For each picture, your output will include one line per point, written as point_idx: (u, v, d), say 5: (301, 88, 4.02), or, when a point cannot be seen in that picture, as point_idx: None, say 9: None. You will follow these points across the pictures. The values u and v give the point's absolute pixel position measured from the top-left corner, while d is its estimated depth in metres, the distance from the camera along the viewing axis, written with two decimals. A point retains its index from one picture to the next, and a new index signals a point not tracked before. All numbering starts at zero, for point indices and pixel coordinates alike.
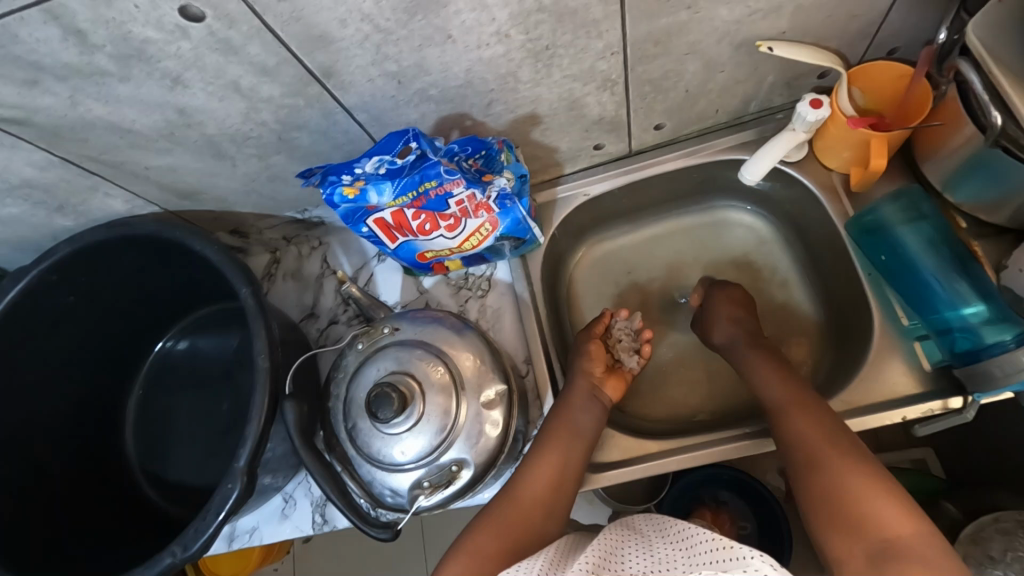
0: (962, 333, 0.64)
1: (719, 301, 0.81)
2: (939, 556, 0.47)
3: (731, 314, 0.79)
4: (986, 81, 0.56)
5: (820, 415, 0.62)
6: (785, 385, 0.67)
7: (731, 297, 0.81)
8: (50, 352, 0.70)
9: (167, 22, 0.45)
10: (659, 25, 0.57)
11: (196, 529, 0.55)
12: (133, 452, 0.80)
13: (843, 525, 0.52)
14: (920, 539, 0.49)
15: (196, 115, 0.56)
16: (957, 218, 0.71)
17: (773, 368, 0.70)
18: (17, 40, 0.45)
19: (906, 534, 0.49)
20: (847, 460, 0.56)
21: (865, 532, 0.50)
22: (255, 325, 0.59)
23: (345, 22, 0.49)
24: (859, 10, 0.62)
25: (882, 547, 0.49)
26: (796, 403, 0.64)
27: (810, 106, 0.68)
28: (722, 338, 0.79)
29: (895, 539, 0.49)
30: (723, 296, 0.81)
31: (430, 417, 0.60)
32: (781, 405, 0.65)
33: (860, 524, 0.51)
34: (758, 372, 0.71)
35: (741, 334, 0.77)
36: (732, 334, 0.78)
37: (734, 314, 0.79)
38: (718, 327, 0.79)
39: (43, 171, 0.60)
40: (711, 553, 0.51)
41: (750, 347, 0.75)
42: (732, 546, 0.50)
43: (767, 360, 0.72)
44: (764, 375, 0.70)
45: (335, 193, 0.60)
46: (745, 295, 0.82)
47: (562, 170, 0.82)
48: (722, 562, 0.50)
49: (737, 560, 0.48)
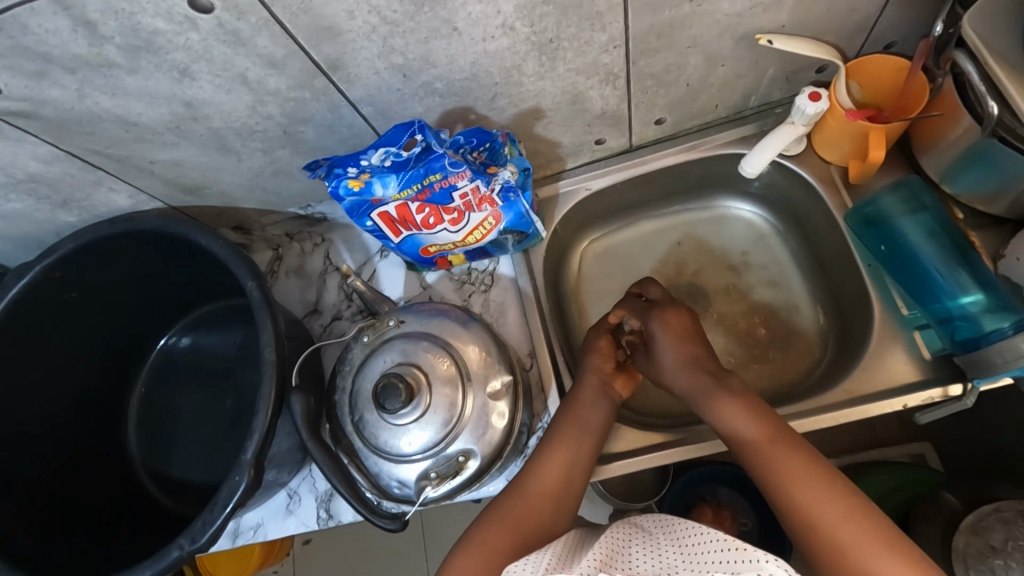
0: (962, 321, 0.65)
1: (667, 347, 0.71)
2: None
3: (680, 354, 0.69)
4: (982, 72, 0.57)
5: (809, 465, 0.54)
6: (765, 426, 0.58)
7: (675, 333, 0.71)
8: (53, 347, 0.70)
9: (177, 13, 0.45)
10: (662, 17, 0.58)
11: (204, 521, 0.55)
12: (136, 450, 0.80)
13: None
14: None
15: (203, 108, 0.56)
16: (955, 209, 0.72)
17: (744, 410, 0.60)
18: (27, 31, 0.45)
19: None
20: (846, 522, 0.50)
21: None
22: (261, 318, 0.59)
23: (353, 13, 0.49)
24: (858, 4, 0.63)
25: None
26: (778, 450, 0.56)
27: (809, 99, 0.70)
28: (685, 386, 0.68)
29: None
30: (670, 339, 0.71)
31: (436, 408, 0.60)
32: (767, 457, 0.56)
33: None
34: (728, 415, 0.61)
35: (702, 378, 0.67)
36: (692, 383, 0.67)
37: (681, 357, 0.69)
38: (677, 377, 0.69)
39: (48, 166, 0.60)
40: (721, 553, 0.50)
41: (708, 395, 0.64)
42: (744, 548, 0.49)
43: (734, 405, 0.61)
44: (736, 419, 0.60)
45: (340, 185, 0.61)
46: (688, 322, 0.72)
47: (564, 166, 0.83)
48: (731, 564, 0.49)
49: (749, 562, 0.48)
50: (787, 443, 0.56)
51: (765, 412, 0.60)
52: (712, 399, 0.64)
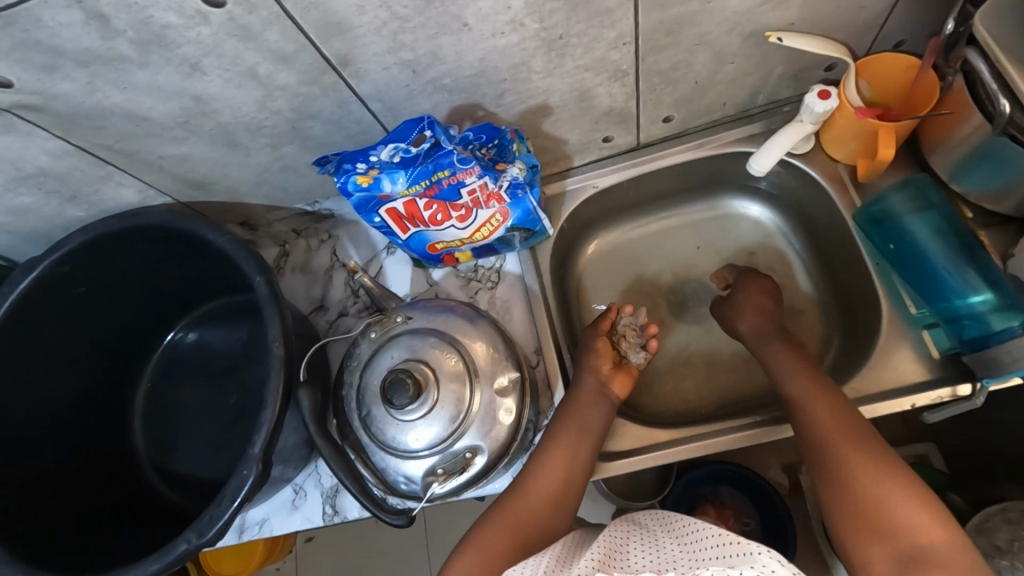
0: (970, 321, 0.65)
1: (747, 291, 0.80)
2: (968, 569, 0.47)
3: (758, 304, 0.78)
4: (994, 70, 0.57)
5: (849, 418, 0.59)
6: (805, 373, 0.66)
7: (757, 287, 0.80)
8: (61, 340, 0.70)
9: (189, 7, 0.46)
10: (671, 14, 0.58)
11: (211, 516, 0.55)
12: (142, 445, 0.80)
13: (866, 533, 0.52)
14: (942, 543, 0.49)
15: (212, 103, 0.56)
16: (964, 208, 0.72)
17: (798, 364, 0.68)
18: (40, 24, 0.45)
19: (932, 537, 0.49)
20: (871, 467, 0.54)
21: (887, 539, 0.50)
22: (268, 314, 0.59)
23: (363, 8, 0.49)
24: (867, 1, 0.63)
25: (905, 556, 0.49)
26: (821, 403, 0.61)
27: (818, 97, 0.70)
28: (750, 326, 0.77)
29: (921, 543, 0.49)
30: (752, 285, 0.81)
31: (443, 404, 0.60)
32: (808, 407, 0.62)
33: (884, 532, 0.51)
34: (782, 367, 0.69)
35: (768, 325, 0.76)
36: (757, 324, 0.77)
37: (756, 302, 0.78)
38: (746, 318, 0.78)
39: (57, 160, 0.60)
40: (718, 547, 0.51)
41: (766, 343, 0.74)
42: (740, 542, 0.49)
43: (791, 354, 0.70)
44: (787, 371, 0.67)
45: (349, 181, 0.61)
46: (766, 283, 0.81)
47: (571, 163, 0.83)
48: (727, 558, 0.49)
49: (745, 555, 0.48)
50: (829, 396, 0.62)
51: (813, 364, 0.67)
52: (773, 343, 0.73)
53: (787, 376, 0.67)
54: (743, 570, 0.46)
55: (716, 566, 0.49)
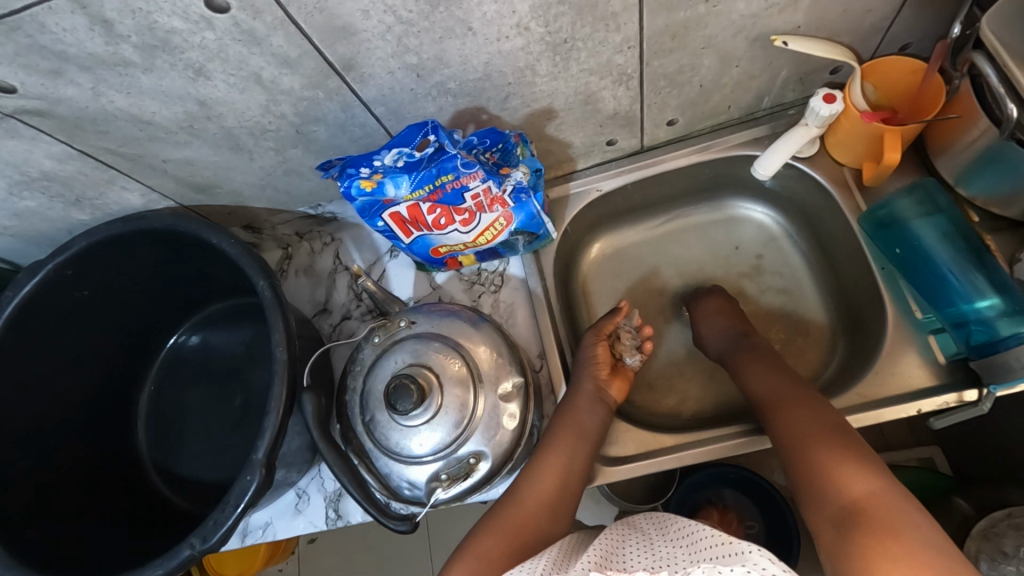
0: (979, 325, 0.65)
1: (709, 304, 0.83)
2: (902, 518, 0.47)
3: (721, 329, 0.79)
4: (1001, 73, 0.57)
5: (811, 403, 0.61)
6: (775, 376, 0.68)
7: (719, 303, 0.82)
8: (65, 343, 0.70)
9: (193, 12, 0.45)
10: (677, 18, 0.58)
11: (215, 521, 0.55)
12: (145, 448, 0.80)
13: (816, 499, 0.53)
14: (885, 501, 0.49)
15: (217, 107, 0.56)
16: (970, 212, 0.71)
17: (765, 368, 0.70)
18: (44, 30, 0.45)
19: (864, 497, 0.50)
20: (823, 441, 0.56)
21: (832, 501, 0.52)
22: (273, 318, 0.58)
23: (368, 12, 0.49)
24: (874, 5, 0.62)
25: (844, 514, 0.50)
26: (785, 396, 0.64)
27: (823, 101, 0.69)
28: (716, 339, 0.79)
29: (855, 504, 0.50)
30: (712, 301, 0.83)
31: (447, 409, 0.60)
32: (774, 401, 0.64)
33: (830, 495, 0.52)
34: (750, 372, 0.71)
35: (734, 331, 0.78)
36: (724, 337, 0.78)
37: (714, 313, 0.81)
38: (711, 331, 0.80)
39: (61, 164, 0.60)
40: (712, 547, 0.51)
41: (738, 353, 0.75)
42: (731, 541, 0.49)
43: (760, 360, 0.72)
44: (754, 375, 0.70)
45: (352, 185, 0.61)
46: (726, 301, 0.83)
47: (575, 166, 0.83)
48: (721, 557, 0.49)
49: (736, 554, 0.48)
50: (793, 390, 0.64)
51: (784, 367, 0.69)
52: (743, 354, 0.74)
53: (757, 381, 0.69)
54: (734, 569, 0.46)
55: (708, 565, 0.49)
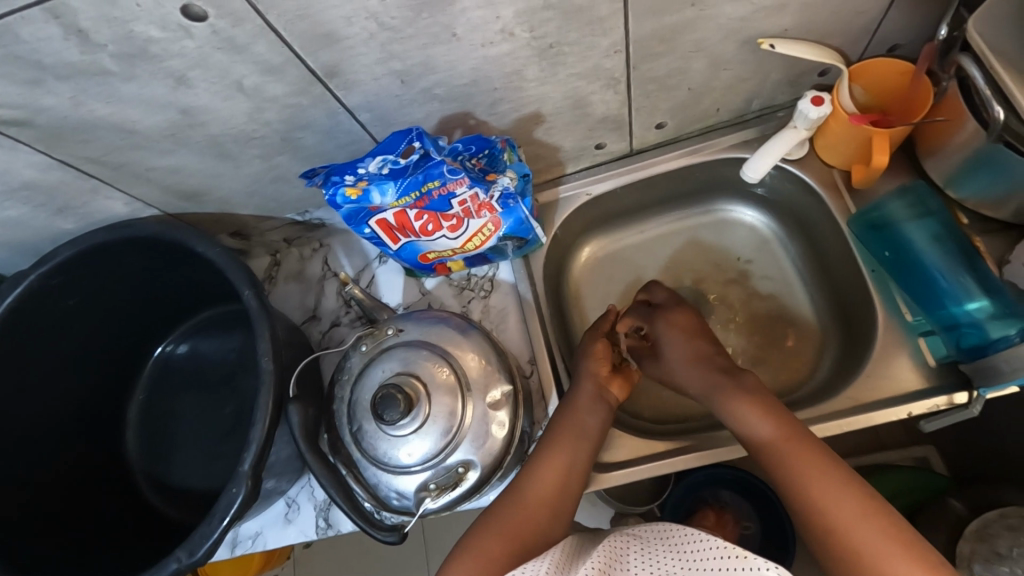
0: (969, 328, 0.65)
1: (669, 332, 0.76)
2: None
3: (690, 349, 0.74)
4: (987, 76, 0.57)
5: (821, 458, 0.56)
6: (772, 417, 0.61)
7: (679, 326, 0.76)
8: (50, 355, 0.69)
9: (171, 21, 0.45)
10: (664, 22, 0.57)
11: (201, 534, 0.54)
12: (134, 458, 0.79)
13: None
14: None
15: (200, 115, 0.56)
16: (959, 214, 0.71)
17: (753, 403, 0.63)
18: (20, 40, 0.44)
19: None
20: (854, 510, 0.52)
21: None
22: (259, 326, 0.58)
23: (351, 20, 0.48)
24: (863, 7, 0.62)
25: None
26: (798, 448, 0.57)
27: (811, 103, 0.69)
28: (689, 373, 0.73)
29: None
30: (671, 326, 0.77)
31: (436, 418, 0.59)
32: (778, 452, 0.58)
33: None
34: (736, 410, 0.64)
35: (699, 363, 0.72)
36: (693, 371, 0.72)
37: (678, 343, 0.75)
38: (676, 366, 0.74)
39: (43, 174, 0.59)
40: (722, 560, 0.50)
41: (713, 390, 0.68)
42: (746, 557, 0.49)
43: (746, 397, 0.64)
44: (743, 415, 0.63)
45: (338, 193, 0.60)
46: (691, 319, 0.77)
47: (564, 171, 0.82)
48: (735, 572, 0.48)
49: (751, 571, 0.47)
50: (799, 438, 0.58)
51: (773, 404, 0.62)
52: (719, 392, 0.67)
53: (750, 423, 0.62)
54: None
55: None
